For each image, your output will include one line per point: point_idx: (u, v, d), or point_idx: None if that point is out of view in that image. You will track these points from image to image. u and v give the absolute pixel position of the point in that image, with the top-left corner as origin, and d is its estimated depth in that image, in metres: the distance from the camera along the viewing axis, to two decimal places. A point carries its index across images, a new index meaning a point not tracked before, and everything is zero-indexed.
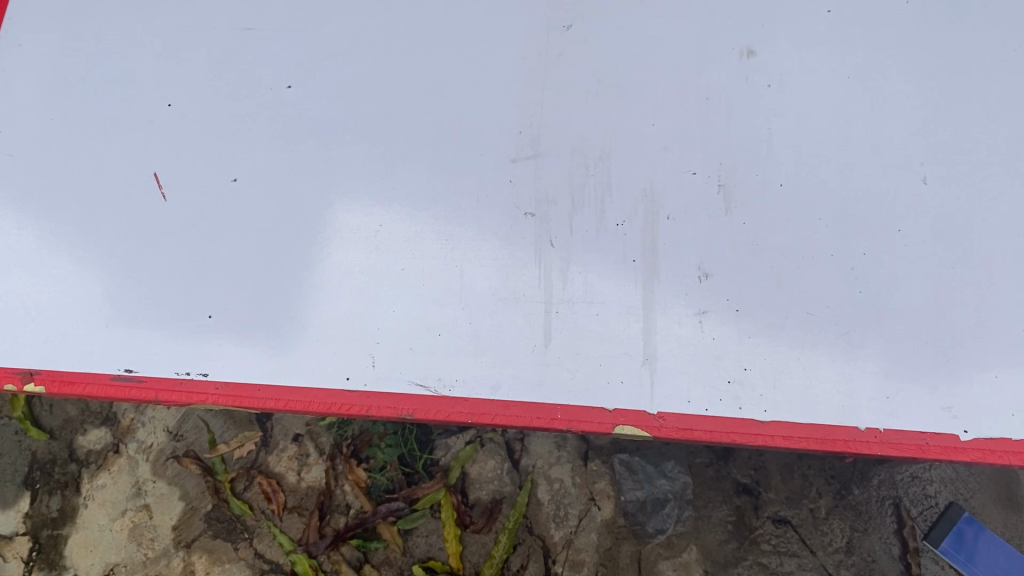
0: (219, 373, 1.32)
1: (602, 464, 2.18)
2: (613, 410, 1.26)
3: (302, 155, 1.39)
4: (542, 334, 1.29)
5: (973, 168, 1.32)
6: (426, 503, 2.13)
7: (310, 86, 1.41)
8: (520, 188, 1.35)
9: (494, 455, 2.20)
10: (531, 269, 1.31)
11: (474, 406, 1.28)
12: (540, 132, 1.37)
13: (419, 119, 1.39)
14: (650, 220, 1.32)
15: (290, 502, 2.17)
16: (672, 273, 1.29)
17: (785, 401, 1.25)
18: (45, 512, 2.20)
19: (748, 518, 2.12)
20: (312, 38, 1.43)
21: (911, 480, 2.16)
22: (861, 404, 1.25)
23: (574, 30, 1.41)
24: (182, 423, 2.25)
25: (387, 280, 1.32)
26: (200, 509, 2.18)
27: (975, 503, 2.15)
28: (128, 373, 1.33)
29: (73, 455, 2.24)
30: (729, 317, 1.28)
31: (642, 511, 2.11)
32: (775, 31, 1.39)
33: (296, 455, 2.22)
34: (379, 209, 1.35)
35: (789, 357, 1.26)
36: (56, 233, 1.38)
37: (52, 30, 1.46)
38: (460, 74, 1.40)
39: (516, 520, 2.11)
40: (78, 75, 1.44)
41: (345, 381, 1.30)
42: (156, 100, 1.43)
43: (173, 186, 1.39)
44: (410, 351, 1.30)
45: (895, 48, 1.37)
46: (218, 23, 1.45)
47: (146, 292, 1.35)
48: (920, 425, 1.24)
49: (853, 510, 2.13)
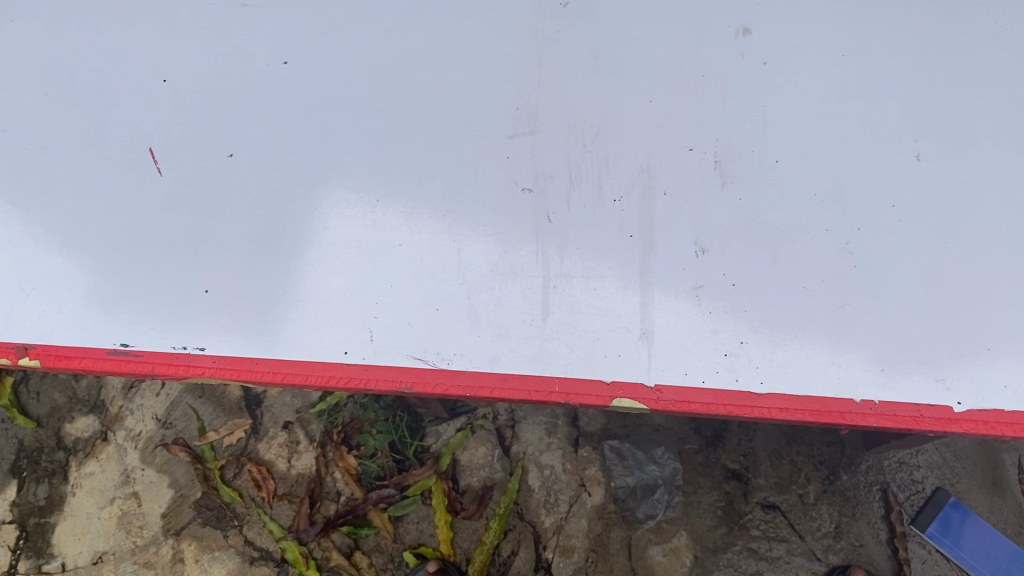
0: (216, 347, 1.31)
1: (593, 450, 2.19)
2: (610, 383, 1.26)
3: (299, 130, 1.38)
4: (540, 309, 1.29)
5: (967, 144, 1.33)
6: (417, 490, 2.13)
7: (306, 62, 1.41)
8: (517, 164, 1.35)
9: (484, 442, 2.21)
10: (529, 246, 1.31)
11: (472, 379, 1.27)
12: (537, 109, 1.38)
13: (416, 94, 1.39)
14: (646, 197, 1.32)
15: (280, 489, 2.16)
16: (667, 250, 1.30)
17: (781, 374, 1.26)
18: (32, 500, 2.18)
19: (738, 503, 2.13)
20: (308, 14, 1.44)
21: (899, 465, 2.18)
22: (856, 377, 1.26)
23: (570, 8, 1.42)
24: (172, 410, 2.25)
25: (385, 255, 1.32)
26: (189, 497, 2.16)
27: (961, 488, 2.17)
28: (123, 347, 1.32)
29: (61, 443, 2.23)
30: (726, 291, 1.28)
31: (632, 497, 2.11)
32: (769, 10, 1.40)
33: (286, 442, 2.21)
34: (378, 186, 1.35)
35: (784, 332, 1.27)
36: (49, 208, 1.37)
37: (45, 6, 1.46)
38: (457, 50, 1.40)
39: (507, 505, 2.10)
40: (70, 50, 1.43)
41: (343, 355, 1.30)
42: (150, 75, 1.42)
43: (167, 161, 1.38)
44: (408, 325, 1.30)
45: (887, 27, 1.39)
46: (213, 1, 1.45)
47: (141, 268, 1.34)
48: (913, 397, 1.25)
49: (841, 495, 2.14)
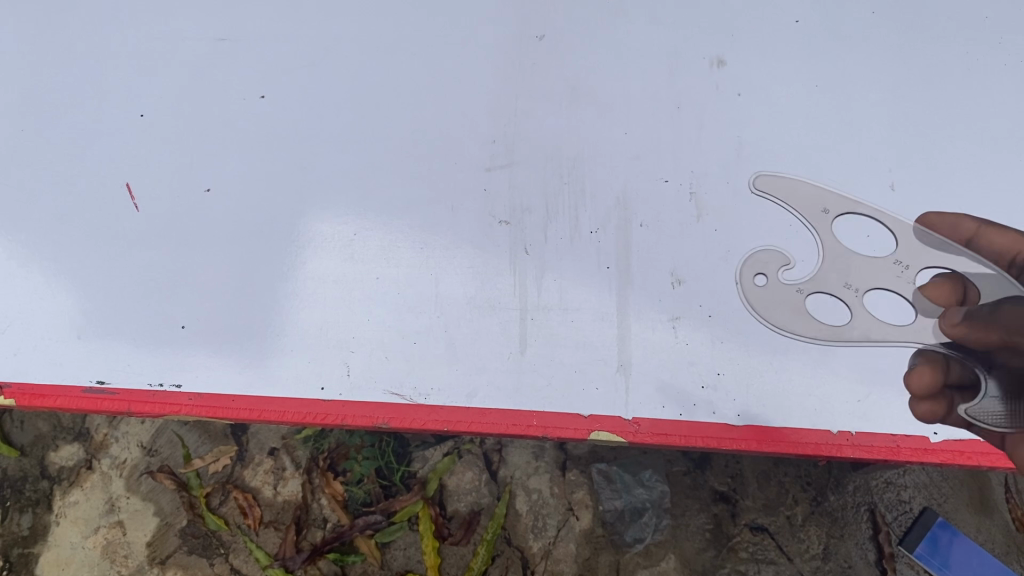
0: (193, 384, 1.31)
1: (580, 474, 2.10)
2: (588, 416, 1.26)
3: (276, 164, 1.38)
4: (517, 342, 1.29)
5: (939, 174, 1.36)
6: (404, 516, 2.01)
7: (283, 96, 1.42)
8: (495, 196, 1.35)
9: (471, 466, 2.09)
10: (505, 276, 1.32)
11: (450, 414, 1.27)
12: (514, 141, 1.38)
13: (392, 127, 1.39)
14: (623, 229, 1.33)
15: (266, 516, 2.04)
16: (643, 281, 1.31)
17: (757, 406, 1.27)
18: (16, 530, 2.04)
19: (726, 525, 2.05)
20: (285, 47, 1.44)
21: (886, 486, 2.09)
22: (833, 408, 1.27)
23: (546, 40, 1.44)
24: (156, 437, 2.11)
25: (363, 289, 1.33)
26: (176, 525, 2.03)
27: (949, 508, 2.08)
28: (99, 386, 1.31)
29: (45, 472, 2.09)
30: (702, 323, 1.29)
31: (620, 520, 2.03)
32: (744, 42, 1.43)
33: (272, 469, 2.09)
34: (355, 219, 1.35)
35: (760, 363, 1.28)
36: (28, 245, 1.37)
37: (25, 39, 1.46)
38: (434, 83, 1.41)
39: (495, 531, 2.00)
40: (49, 85, 1.43)
41: (320, 391, 1.29)
42: (127, 110, 1.42)
43: (144, 196, 1.38)
44: (386, 360, 1.30)
45: (860, 58, 1.43)
46: (190, 34, 1.46)
47: (117, 304, 1.34)
48: (890, 427, 1.27)
49: (828, 517, 2.06)
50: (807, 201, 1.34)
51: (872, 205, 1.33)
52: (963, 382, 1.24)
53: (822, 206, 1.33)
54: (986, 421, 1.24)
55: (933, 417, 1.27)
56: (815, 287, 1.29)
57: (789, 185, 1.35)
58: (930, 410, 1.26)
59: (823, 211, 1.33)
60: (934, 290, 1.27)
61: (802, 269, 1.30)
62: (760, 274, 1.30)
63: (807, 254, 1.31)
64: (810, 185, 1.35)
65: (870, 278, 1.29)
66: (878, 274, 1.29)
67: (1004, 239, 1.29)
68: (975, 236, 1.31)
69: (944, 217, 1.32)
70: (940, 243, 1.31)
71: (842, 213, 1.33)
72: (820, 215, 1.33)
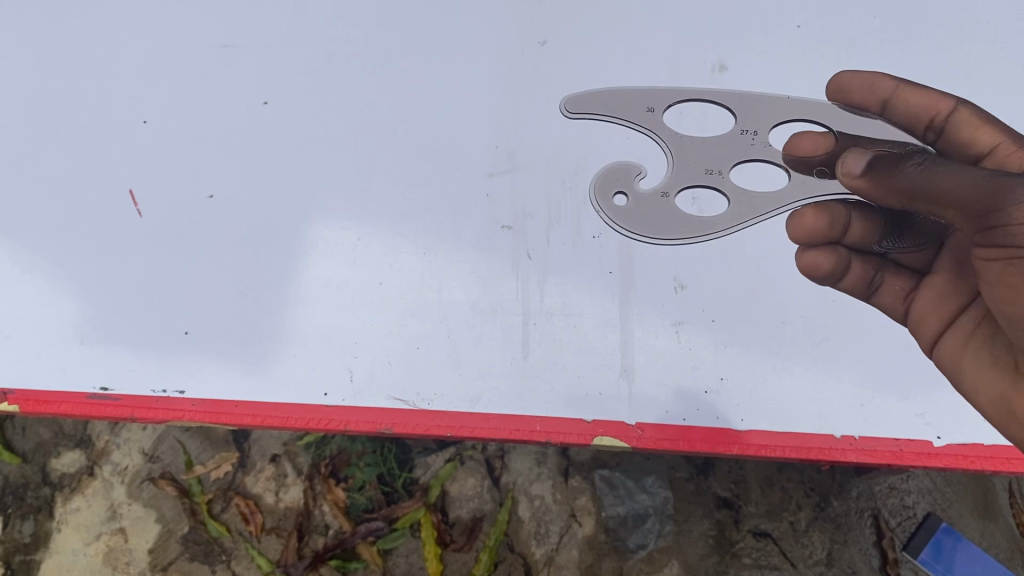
0: (196, 390, 1.31)
1: (583, 480, 2.09)
2: (591, 421, 1.26)
3: (279, 169, 1.38)
4: (520, 347, 1.29)
5: None
6: (405, 523, 2.01)
7: (286, 102, 1.42)
8: (497, 202, 1.35)
9: (473, 473, 2.09)
10: (508, 281, 1.32)
11: (453, 419, 1.27)
12: (516, 147, 1.38)
13: (395, 133, 1.39)
14: (626, 234, 1.33)
15: (268, 523, 2.03)
16: (646, 286, 1.31)
17: (761, 411, 1.27)
18: (17, 537, 2.01)
19: (729, 531, 2.04)
20: (288, 54, 1.45)
21: (889, 491, 2.09)
22: (836, 412, 1.28)
23: (548, 46, 1.44)
24: (159, 443, 2.09)
25: (366, 294, 1.33)
26: (177, 532, 2.01)
27: (953, 513, 2.07)
28: (103, 392, 1.31)
29: (46, 478, 2.07)
30: (705, 327, 1.30)
31: (622, 526, 2.02)
32: (745, 49, 1.44)
33: (273, 475, 2.08)
34: (357, 224, 1.35)
35: (763, 367, 1.29)
36: (31, 252, 1.36)
37: (29, 48, 1.46)
38: (436, 89, 1.42)
39: (497, 537, 1.99)
40: (53, 92, 1.44)
41: (322, 396, 1.29)
42: (130, 116, 1.42)
43: (147, 202, 1.38)
44: (389, 365, 1.30)
45: (860, 64, 1.44)
46: (193, 41, 1.46)
47: (120, 310, 1.34)
48: (892, 432, 1.28)
49: (832, 522, 2.05)
50: (632, 102, 1.39)
51: (705, 87, 1.41)
52: (864, 242, 1.27)
53: (648, 107, 1.39)
54: (885, 295, 1.29)
55: (821, 271, 1.29)
56: (679, 160, 1.35)
57: (615, 98, 1.39)
58: (814, 258, 1.29)
59: (649, 112, 1.39)
60: (801, 142, 1.34)
61: (654, 175, 1.36)
62: (618, 193, 1.35)
63: (659, 159, 1.36)
64: (633, 88, 1.40)
65: (726, 157, 1.36)
66: (731, 153, 1.35)
67: (922, 100, 1.29)
68: (892, 95, 1.32)
69: (862, 79, 1.36)
70: (857, 110, 1.36)
71: (665, 107, 1.39)
72: (647, 114, 1.38)
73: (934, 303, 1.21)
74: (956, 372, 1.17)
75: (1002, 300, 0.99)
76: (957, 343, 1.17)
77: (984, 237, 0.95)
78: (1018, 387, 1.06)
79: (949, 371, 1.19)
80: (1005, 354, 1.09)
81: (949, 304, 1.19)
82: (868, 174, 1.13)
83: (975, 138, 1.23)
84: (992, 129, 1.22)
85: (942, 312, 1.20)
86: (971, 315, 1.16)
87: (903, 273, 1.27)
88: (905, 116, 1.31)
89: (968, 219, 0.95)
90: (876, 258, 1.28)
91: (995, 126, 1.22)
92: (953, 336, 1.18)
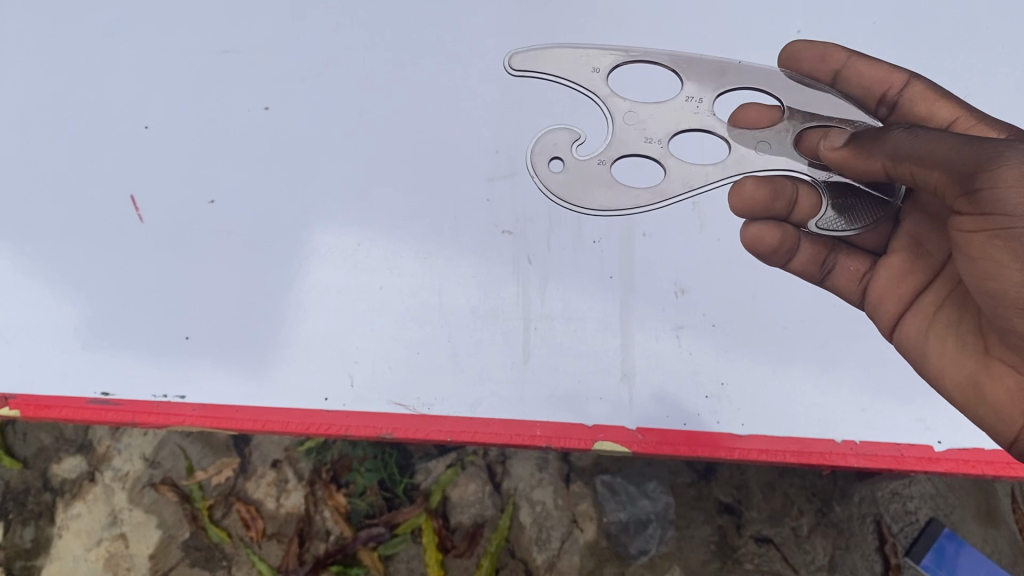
0: (197, 396, 1.31)
1: (584, 485, 2.07)
2: (592, 426, 1.27)
3: (281, 174, 1.39)
4: (521, 352, 1.29)
5: None
6: (406, 529, 2.00)
7: (287, 107, 1.42)
8: (497, 206, 1.35)
9: (474, 478, 2.08)
10: (509, 286, 1.32)
11: (454, 424, 1.28)
12: (517, 151, 1.38)
13: (396, 138, 1.40)
14: (627, 238, 1.33)
15: (269, 528, 2.02)
16: (647, 291, 1.31)
17: (762, 415, 1.28)
18: (18, 543, 2.01)
19: (731, 537, 2.03)
20: (289, 59, 1.45)
21: (891, 497, 2.08)
22: (837, 417, 1.29)
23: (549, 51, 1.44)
24: (159, 449, 2.08)
25: (367, 299, 1.33)
26: (178, 538, 2.00)
27: (956, 519, 2.07)
28: (104, 397, 1.31)
29: (48, 484, 2.06)
30: (706, 332, 1.30)
31: (624, 532, 2.01)
32: (746, 54, 1.44)
33: (274, 481, 2.07)
34: (358, 229, 1.35)
35: (764, 372, 1.29)
36: (32, 256, 1.37)
37: (30, 53, 1.46)
38: (437, 94, 1.42)
39: (498, 543, 1.99)
40: (55, 97, 1.44)
41: (323, 401, 1.29)
42: (132, 122, 1.43)
43: (149, 208, 1.38)
44: (390, 370, 1.30)
45: None
46: (194, 47, 1.46)
47: (122, 315, 1.34)
48: (894, 437, 1.28)
49: (834, 528, 2.04)
50: (576, 61, 1.38)
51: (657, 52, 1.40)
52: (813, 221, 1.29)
53: (592, 69, 1.38)
54: (838, 276, 1.30)
55: (766, 245, 1.28)
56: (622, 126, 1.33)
57: (559, 54, 1.38)
58: (762, 232, 1.27)
59: (593, 74, 1.38)
60: (744, 113, 1.33)
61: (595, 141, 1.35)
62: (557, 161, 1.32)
63: None
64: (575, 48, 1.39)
65: (669, 122, 1.33)
66: (673, 118, 1.33)
67: (875, 73, 1.33)
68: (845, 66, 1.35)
69: (816, 50, 1.38)
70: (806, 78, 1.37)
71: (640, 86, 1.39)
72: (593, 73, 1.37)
73: (892, 284, 1.24)
74: (917, 353, 1.20)
75: (977, 274, 1.04)
76: (921, 325, 1.20)
77: (967, 203, 0.99)
78: (988, 368, 1.10)
79: (911, 354, 1.22)
80: (971, 336, 1.13)
81: (907, 285, 1.22)
82: (845, 145, 1.17)
83: (932, 112, 1.28)
84: (947, 103, 1.27)
85: (899, 293, 1.23)
86: (933, 297, 1.19)
87: (855, 254, 1.30)
88: (858, 86, 1.34)
89: (952, 184, 0.99)
90: (829, 240, 1.30)
91: (952, 101, 1.27)
92: (914, 320, 1.21)
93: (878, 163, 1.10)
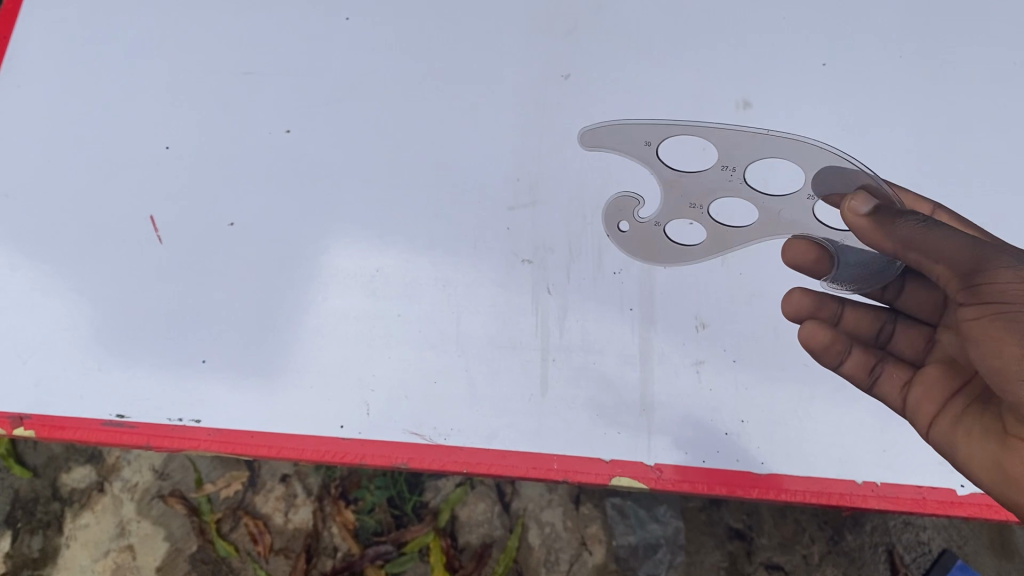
0: (212, 420, 1.31)
1: (594, 508, 2.05)
2: (610, 461, 1.26)
3: (301, 197, 1.38)
4: (539, 384, 1.29)
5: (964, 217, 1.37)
6: (414, 547, 1.98)
7: (309, 130, 1.42)
8: (518, 235, 1.35)
9: (484, 498, 2.05)
10: (528, 316, 1.32)
11: (469, 455, 1.27)
12: (537, 179, 1.38)
13: (416, 163, 1.39)
14: (648, 269, 1.33)
15: (277, 543, 2.00)
16: (666, 326, 1.31)
17: (783, 455, 1.28)
18: (26, 552, 1.98)
19: (741, 563, 2.01)
20: (311, 81, 1.45)
21: (904, 526, 2.05)
22: (858, 458, 1.29)
23: (572, 79, 1.44)
24: (169, 461, 2.05)
25: (384, 326, 1.32)
26: (186, 550, 1.98)
27: (969, 550, 2.04)
28: (119, 419, 1.31)
29: (57, 493, 2.03)
30: (726, 368, 1.30)
31: (633, 556, 2.00)
32: (770, 86, 1.44)
33: (283, 495, 2.04)
34: (375, 253, 1.35)
35: (786, 408, 1.29)
36: (51, 274, 1.36)
37: (52, 71, 1.47)
38: (461, 119, 1.42)
39: (507, 564, 1.96)
40: (74, 117, 1.44)
41: (339, 429, 1.29)
42: (153, 142, 1.43)
43: (168, 229, 1.38)
44: (406, 399, 1.30)
45: (887, 102, 1.44)
46: (217, 66, 1.46)
47: (138, 336, 1.34)
48: (917, 480, 1.28)
49: (846, 556, 2.01)
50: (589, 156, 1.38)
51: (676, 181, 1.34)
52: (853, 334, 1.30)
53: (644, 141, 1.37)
54: (884, 384, 1.26)
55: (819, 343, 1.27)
56: (644, 78, 1.44)
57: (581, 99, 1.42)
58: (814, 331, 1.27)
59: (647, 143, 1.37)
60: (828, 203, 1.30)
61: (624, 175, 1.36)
62: (601, 97, 1.42)
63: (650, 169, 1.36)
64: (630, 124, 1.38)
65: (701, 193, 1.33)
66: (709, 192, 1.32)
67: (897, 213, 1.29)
68: None
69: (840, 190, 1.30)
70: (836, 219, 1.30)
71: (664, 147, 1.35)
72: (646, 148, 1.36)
73: (926, 390, 1.21)
74: (951, 453, 1.16)
75: (990, 362, 1.00)
76: (950, 421, 1.16)
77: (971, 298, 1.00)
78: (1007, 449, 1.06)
79: (948, 453, 1.17)
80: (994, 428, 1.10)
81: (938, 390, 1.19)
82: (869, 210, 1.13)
83: None
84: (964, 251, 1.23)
85: (937, 392, 1.19)
86: (963, 399, 1.16)
87: (904, 365, 1.26)
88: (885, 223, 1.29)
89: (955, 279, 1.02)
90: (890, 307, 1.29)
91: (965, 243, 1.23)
92: (946, 424, 1.17)
93: (892, 245, 1.09)
